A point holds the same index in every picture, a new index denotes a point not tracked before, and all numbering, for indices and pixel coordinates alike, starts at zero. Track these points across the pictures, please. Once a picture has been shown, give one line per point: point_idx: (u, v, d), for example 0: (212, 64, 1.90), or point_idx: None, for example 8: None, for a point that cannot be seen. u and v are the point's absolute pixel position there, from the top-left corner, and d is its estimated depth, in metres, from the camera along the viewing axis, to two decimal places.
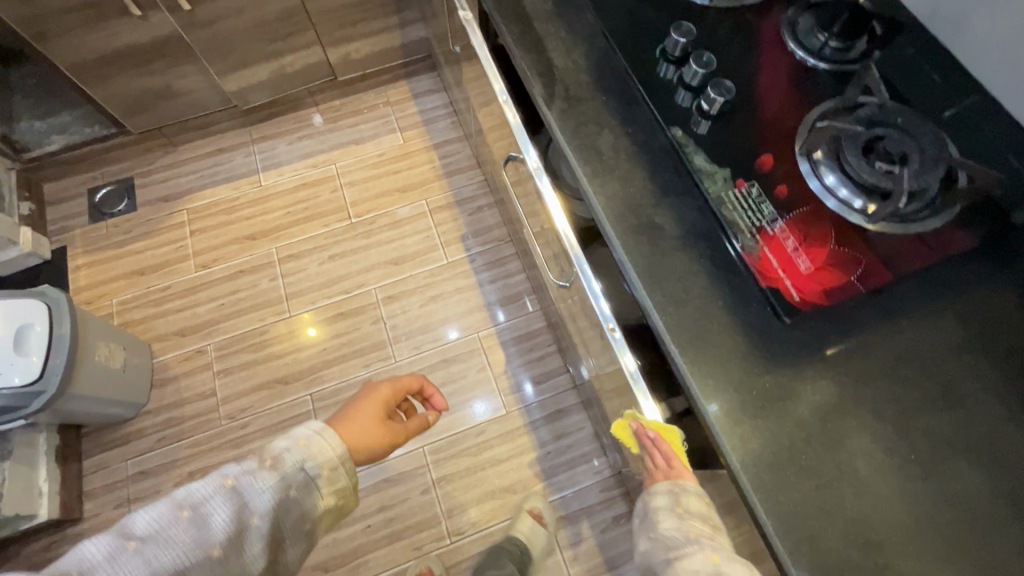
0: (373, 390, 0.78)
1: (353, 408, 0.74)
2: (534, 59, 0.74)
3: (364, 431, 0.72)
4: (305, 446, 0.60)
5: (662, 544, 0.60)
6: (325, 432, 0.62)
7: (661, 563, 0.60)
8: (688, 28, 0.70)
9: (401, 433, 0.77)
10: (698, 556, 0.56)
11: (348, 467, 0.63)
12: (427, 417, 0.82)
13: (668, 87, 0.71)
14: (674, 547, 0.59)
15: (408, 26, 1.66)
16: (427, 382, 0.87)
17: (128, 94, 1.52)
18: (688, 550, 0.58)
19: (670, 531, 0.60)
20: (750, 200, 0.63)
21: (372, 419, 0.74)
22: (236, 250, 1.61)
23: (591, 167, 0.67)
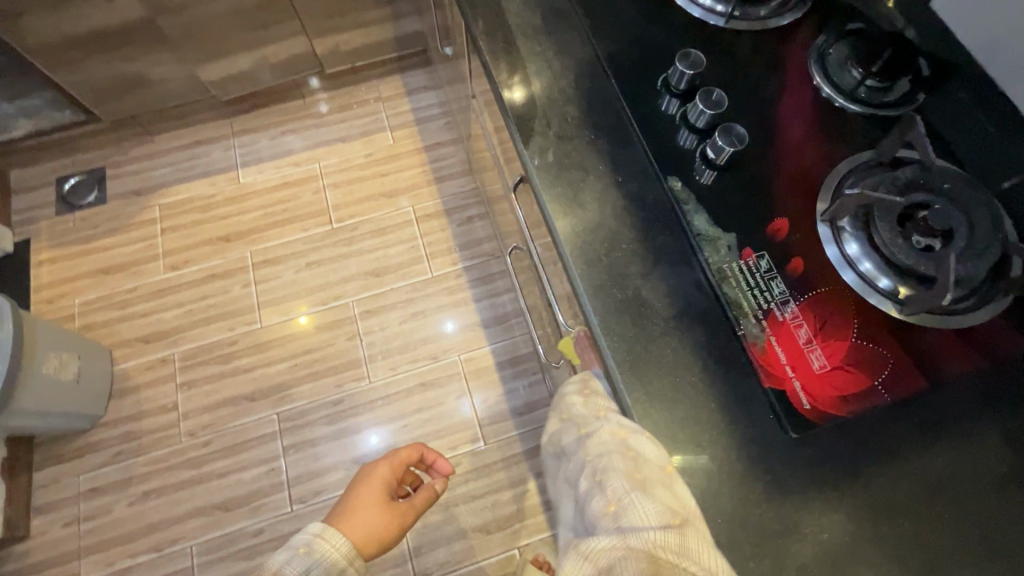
0: (372, 471, 0.84)
1: (355, 498, 0.81)
2: (514, 84, 0.63)
3: (366, 522, 0.78)
4: (306, 554, 0.65)
5: (572, 424, 0.53)
6: (325, 533, 0.68)
7: (572, 442, 0.53)
8: (697, 58, 0.59)
9: (407, 511, 0.82)
10: (603, 433, 0.49)
11: (355, 565, 0.68)
12: (433, 487, 0.85)
13: (669, 126, 0.60)
14: (583, 424, 0.52)
15: (401, 19, 1.54)
16: (428, 448, 0.90)
17: (97, 80, 1.42)
18: (595, 425, 0.50)
19: (580, 411, 0.53)
20: (758, 275, 0.53)
21: (374, 506, 0.80)
22: (208, 252, 1.51)
23: (570, 222, 0.56)
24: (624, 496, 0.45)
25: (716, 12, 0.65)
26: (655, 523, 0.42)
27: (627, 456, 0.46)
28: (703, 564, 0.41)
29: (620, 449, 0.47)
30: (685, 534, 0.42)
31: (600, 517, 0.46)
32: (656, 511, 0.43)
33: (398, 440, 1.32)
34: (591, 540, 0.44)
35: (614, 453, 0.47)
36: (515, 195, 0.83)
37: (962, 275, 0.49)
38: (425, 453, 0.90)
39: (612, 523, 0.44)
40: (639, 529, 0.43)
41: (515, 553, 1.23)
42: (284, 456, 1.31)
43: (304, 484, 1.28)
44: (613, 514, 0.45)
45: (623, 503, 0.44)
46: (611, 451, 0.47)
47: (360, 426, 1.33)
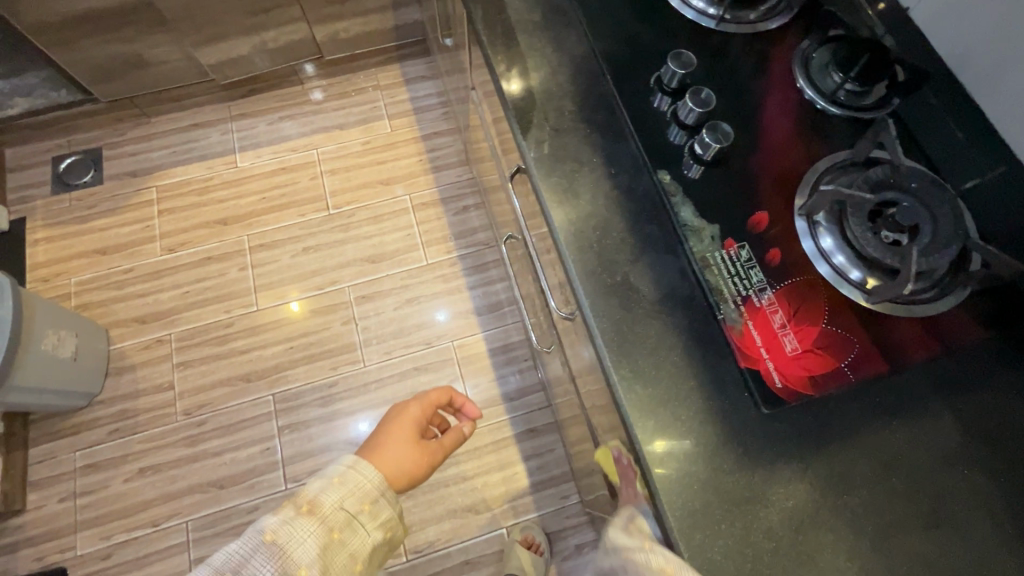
0: (403, 410, 0.86)
1: (386, 435, 0.82)
2: (514, 77, 0.66)
3: (399, 456, 0.80)
4: (339, 485, 0.66)
5: (617, 559, 0.49)
6: (359, 464, 0.68)
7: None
8: (688, 58, 0.62)
9: (436, 449, 0.85)
10: (652, 562, 0.46)
11: (388, 496, 0.70)
12: (461, 429, 0.89)
13: (660, 122, 0.63)
14: (629, 553, 0.48)
15: (402, 8, 1.56)
16: (457, 392, 0.94)
17: (95, 60, 1.42)
18: (642, 557, 0.46)
19: (625, 543, 0.49)
20: (738, 264, 0.57)
21: (406, 443, 0.82)
22: (205, 235, 1.52)
23: (565, 211, 0.60)
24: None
25: (708, 14, 0.69)
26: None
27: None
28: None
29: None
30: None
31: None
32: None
33: None
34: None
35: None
36: (512, 186, 0.86)
37: (925, 268, 0.53)
38: (453, 397, 0.93)
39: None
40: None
41: (503, 532, 1.27)
42: (279, 436, 1.34)
43: (298, 463, 1.32)
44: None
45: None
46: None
47: (354, 408, 1.37)
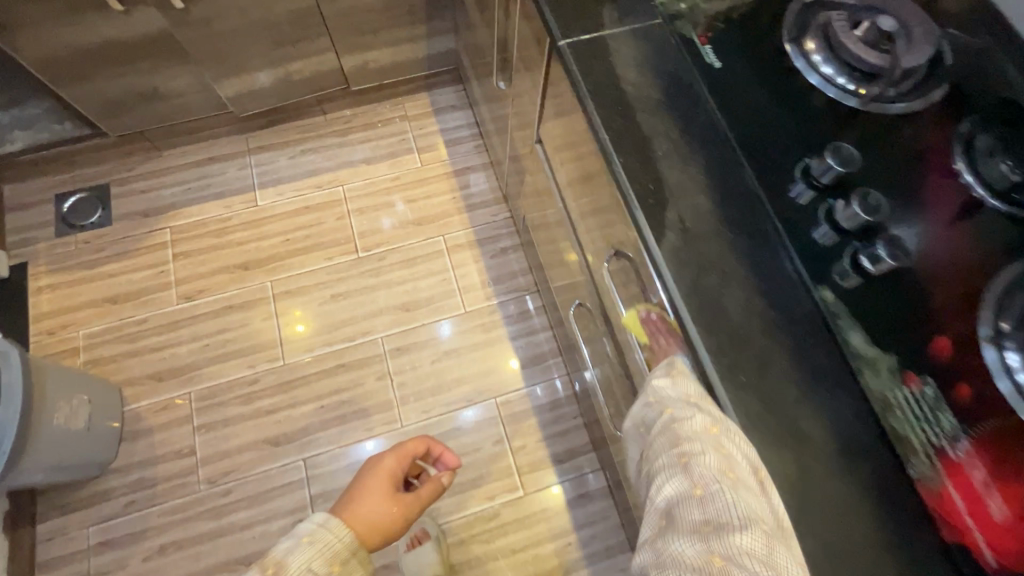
0: (378, 462, 0.85)
1: (361, 486, 0.80)
2: (640, 165, 0.57)
3: (373, 508, 0.77)
4: (309, 544, 0.60)
5: (659, 408, 0.51)
6: (329, 522, 0.62)
7: (657, 428, 0.50)
8: (850, 152, 0.54)
9: (413, 503, 0.82)
10: (695, 423, 0.47)
11: (359, 558, 0.64)
12: (438, 482, 0.86)
13: (812, 225, 0.55)
14: (673, 408, 0.50)
15: (436, 37, 1.46)
16: (434, 441, 0.93)
17: (106, 95, 1.30)
18: (684, 415, 0.48)
19: (670, 396, 0.51)
20: (925, 405, 0.48)
21: (380, 494, 0.80)
22: (224, 281, 1.41)
23: (716, 340, 0.50)
24: (714, 497, 0.43)
25: (850, 92, 0.61)
26: (746, 531, 0.41)
27: (719, 453, 0.45)
28: (784, 574, 0.40)
29: (714, 444, 0.45)
30: (773, 544, 0.41)
31: (682, 511, 0.44)
32: (746, 514, 0.42)
33: None
34: (672, 543, 0.43)
35: (708, 449, 0.45)
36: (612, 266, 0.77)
37: None
38: (431, 446, 0.92)
39: (694, 520, 0.43)
40: (728, 537, 0.41)
41: None
42: (312, 505, 1.23)
43: None
44: (700, 523, 0.43)
45: (707, 504, 0.43)
46: (705, 446, 0.45)
47: None
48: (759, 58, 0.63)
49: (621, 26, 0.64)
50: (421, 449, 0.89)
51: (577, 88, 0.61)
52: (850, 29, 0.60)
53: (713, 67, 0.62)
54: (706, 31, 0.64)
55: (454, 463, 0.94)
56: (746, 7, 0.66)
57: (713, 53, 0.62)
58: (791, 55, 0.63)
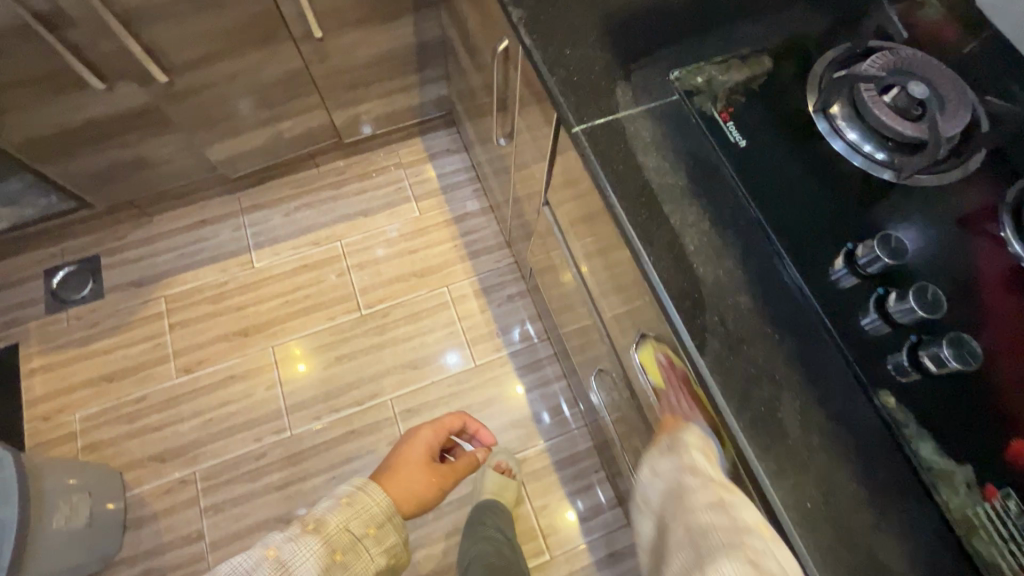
0: (413, 435, 0.80)
1: (394, 459, 0.75)
2: (672, 265, 0.53)
3: (409, 477, 0.72)
4: (347, 505, 0.57)
5: (701, 483, 0.48)
6: (368, 486, 0.59)
7: (693, 500, 0.47)
8: (898, 243, 0.50)
9: (448, 473, 0.78)
10: (748, 514, 0.44)
11: (396, 522, 0.60)
12: (473, 456, 0.84)
13: (861, 317, 0.51)
14: (718, 488, 0.47)
15: (428, 86, 1.42)
16: (469, 419, 0.91)
17: (91, 170, 1.26)
18: (736, 500, 0.45)
19: (709, 474, 0.49)
20: (1010, 523, 0.44)
21: (416, 464, 0.75)
22: (225, 350, 1.36)
23: (774, 459, 0.47)
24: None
25: (880, 163, 0.58)
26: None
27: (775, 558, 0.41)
28: None
29: (768, 542, 0.42)
30: None
31: None
32: None
33: (454, 558, 1.20)
34: None
35: (765, 547, 0.42)
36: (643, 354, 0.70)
37: None
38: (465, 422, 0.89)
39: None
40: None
41: None
42: None
43: None
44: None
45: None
46: (768, 549, 0.42)
47: (414, 544, 1.22)
48: (787, 129, 0.59)
49: (637, 106, 0.60)
50: (458, 425, 0.86)
51: (595, 174, 0.57)
52: (879, 95, 0.58)
53: (738, 144, 0.58)
54: (728, 104, 0.60)
55: (489, 443, 0.93)
56: (769, 73, 0.62)
57: (737, 129, 0.59)
58: (816, 121, 0.60)
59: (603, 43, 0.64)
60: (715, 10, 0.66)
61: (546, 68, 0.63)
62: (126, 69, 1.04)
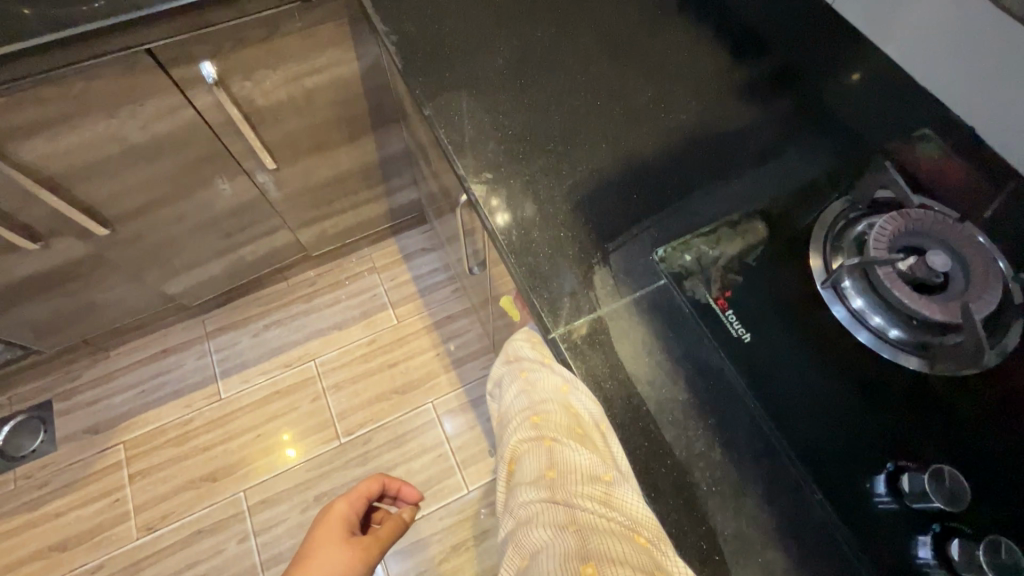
0: (330, 509, 0.76)
1: (312, 540, 0.72)
2: (681, 514, 0.44)
3: (327, 560, 0.69)
4: None
5: (518, 374, 0.53)
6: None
7: (512, 392, 0.52)
8: (954, 481, 0.42)
9: (374, 544, 0.73)
10: (549, 385, 0.49)
11: None
12: (401, 516, 0.78)
13: (913, 557, 0.42)
14: (530, 373, 0.51)
15: (396, 193, 1.36)
16: (389, 477, 0.85)
17: (35, 321, 1.15)
18: (541, 378, 0.50)
19: (528, 360, 0.53)
20: None
21: (334, 541, 0.71)
22: (191, 499, 1.24)
23: None
24: (561, 449, 0.44)
25: (901, 346, 0.50)
26: (586, 473, 0.43)
27: (569, 412, 0.47)
28: (625, 515, 0.41)
29: (564, 402, 0.47)
30: (614, 494, 0.42)
31: (530, 458, 0.45)
32: (589, 462, 0.43)
33: None
34: (520, 492, 0.44)
35: (559, 407, 0.47)
36: None
37: None
38: (387, 482, 0.84)
39: (539, 465, 0.44)
40: (570, 477, 0.43)
41: None
42: None
43: None
44: (545, 467, 0.44)
45: (555, 454, 0.44)
46: (559, 404, 0.47)
47: None
48: (794, 312, 0.52)
49: (619, 296, 0.53)
50: (377, 487, 0.81)
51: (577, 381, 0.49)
52: (896, 270, 0.50)
53: (742, 341, 0.50)
54: (725, 287, 0.52)
55: (414, 498, 0.87)
56: (765, 242, 0.55)
57: (738, 320, 0.51)
58: (823, 291, 0.52)
59: (575, 219, 0.57)
60: (695, 168, 0.60)
61: (512, 253, 0.55)
62: (62, 226, 0.96)
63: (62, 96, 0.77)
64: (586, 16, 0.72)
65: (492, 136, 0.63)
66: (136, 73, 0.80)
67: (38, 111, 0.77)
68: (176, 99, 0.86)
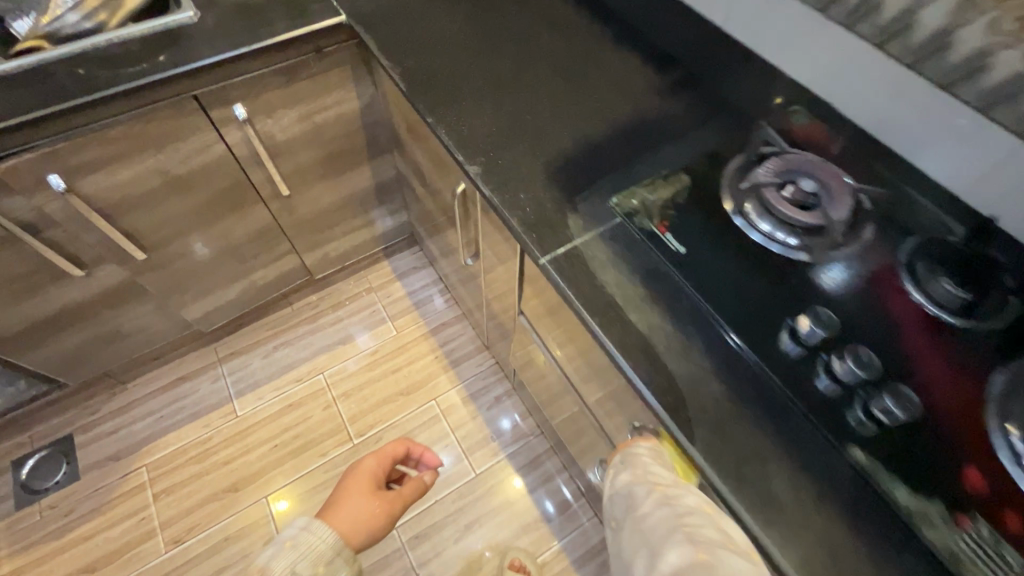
0: (359, 465, 0.83)
1: (342, 491, 0.79)
2: (647, 366, 0.61)
3: (356, 509, 0.76)
4: (291, 547, 0.63)
5: (648, 488, 0.52)
6: (312, 525, 0.66)
7: (644, 506, 0.51)
8: (827, 318, 0.62)
9: (396, 498, 0.81)
10: (692, 500, 0.49)
11: (345, 555, 0.66)
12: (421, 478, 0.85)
13: (812, 374, 0.59)
14: (663, 487, 0.52)
15: (388, 216, 1.54)
16: (413, 442, 0.92)
17: (65, 352, 1.25)
18: (679, 494, 0.50)
19: (659, 478, 0.53)
20: (987, 546, 0.50)
21: (362, 494, 0.79)
22: (217, 509, 1.31)
23: (781, 530, 0.52)
24: (720, 559, 0.43)
25: (796, 247, 0.69)
26: None
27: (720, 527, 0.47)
28: None
29: (714, 519, 0.48)
30: None
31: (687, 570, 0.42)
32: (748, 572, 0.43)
33: None
34: None
35: (709, 520, 0.47)
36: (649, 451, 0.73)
37: None
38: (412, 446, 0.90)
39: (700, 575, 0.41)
40: None
41: None
42: None
43: None
44: None
45: (713, 564, 0.42)
46: (703, 516, 0.48)
47: None
48: (715, 230, 0.71)
49: (589, 232, 0.71)
50: (403, 450, 0.89)
51: (564, 290, 0.67)
52: (779, 195, 0.71)
53: (679, 252, 0.69)
54: (662, 220, 0.71)
55: (436, 463, 0.93)
56: (688, 187, 0.75)
57: (675, 239, 0.70)
58: (734, 219, 0.71)
59: (549, 183, 0.76)
60: (633, 143, 0.81)
61: (506, 210, 0.74)
62: (105, 253, 1.10)
63: (123, 136, 0.94)
64: (540, 47, 0.95)
65: (480, 134, 0.83)
66: (183, 114, 0.98)
67: (102, 149, 0.94)
68: (211, 135, 1.04)
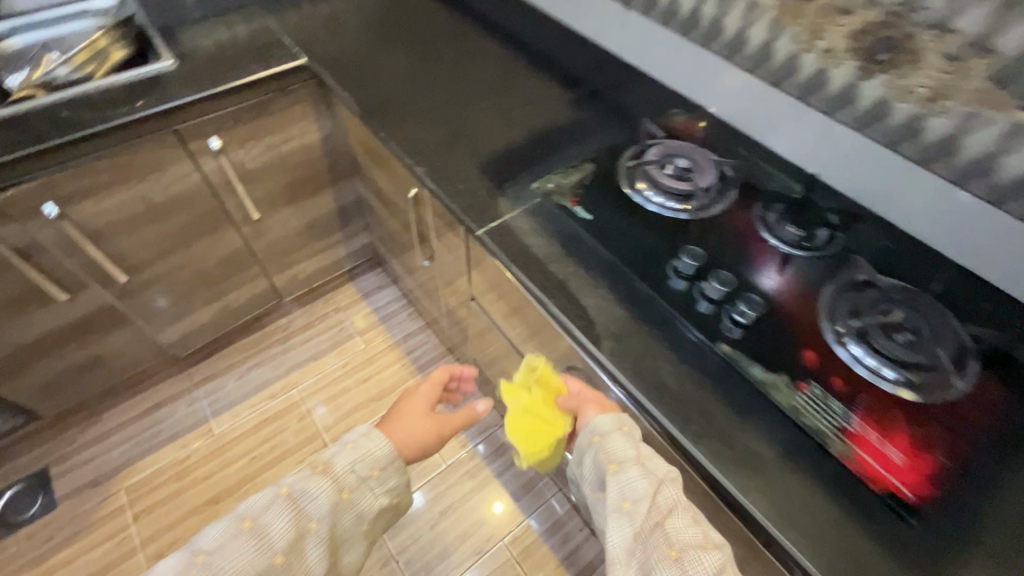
0: (414, 390, 0.88)
1: (399, 410, 0.84)
2: (565, 303, 0.78)
3: (410, 429, 0.81)
4: (353, 449, 0.73)
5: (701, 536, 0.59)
6: (371, 433, 0.75)
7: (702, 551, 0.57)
8: (697, 254, 0.80)
9: (448, 422, 0.84)
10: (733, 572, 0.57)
11: (397, 466, 0.76)
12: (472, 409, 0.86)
13: (689, 297, 0.77)
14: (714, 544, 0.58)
15: (352, 239, 1.68)
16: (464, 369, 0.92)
17: (45, 380, 1.32)
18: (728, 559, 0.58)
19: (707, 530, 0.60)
20: (819, 401, 0.66)
21: (418, 415, 0.83)
22: (198, 522, 1.36)
23: (670, 407, 0.68)
24: None
25: (678, 210, 0.88)
26: None
27: None
28: None
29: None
30: None
31: None
32: None
33: None
34: None
35: None
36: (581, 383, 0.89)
37: (937, 363, 0.69)
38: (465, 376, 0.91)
39: None
40: None
41: None
42: None
43: None
44: None
45: None
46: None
47: None
48: (614, 201, 0.89)
49: (516, 210, 0.89)
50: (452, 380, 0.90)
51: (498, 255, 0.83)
52: (660, 173, 0.92)
53: (587, 219, 0.87)
54: (574, 197, 0.90)
55: None
56: (593, 172, 0.94)
57: (583, 210, 0.88)
58: (631, 196, 0.90)
59: (482, 176, 0.94)
60: (549, 143, 1.00)
61: (449, 199, 0.90)
62: (89, 277, 1.19)
63: (110, 167, 1.07)
64: (472, 76, 1.15)
65: (424, 143, 1.00)
66: (163, 146, 1.12)
67: (92, 180, 1.06)
68: (188, 165, 1.18)
